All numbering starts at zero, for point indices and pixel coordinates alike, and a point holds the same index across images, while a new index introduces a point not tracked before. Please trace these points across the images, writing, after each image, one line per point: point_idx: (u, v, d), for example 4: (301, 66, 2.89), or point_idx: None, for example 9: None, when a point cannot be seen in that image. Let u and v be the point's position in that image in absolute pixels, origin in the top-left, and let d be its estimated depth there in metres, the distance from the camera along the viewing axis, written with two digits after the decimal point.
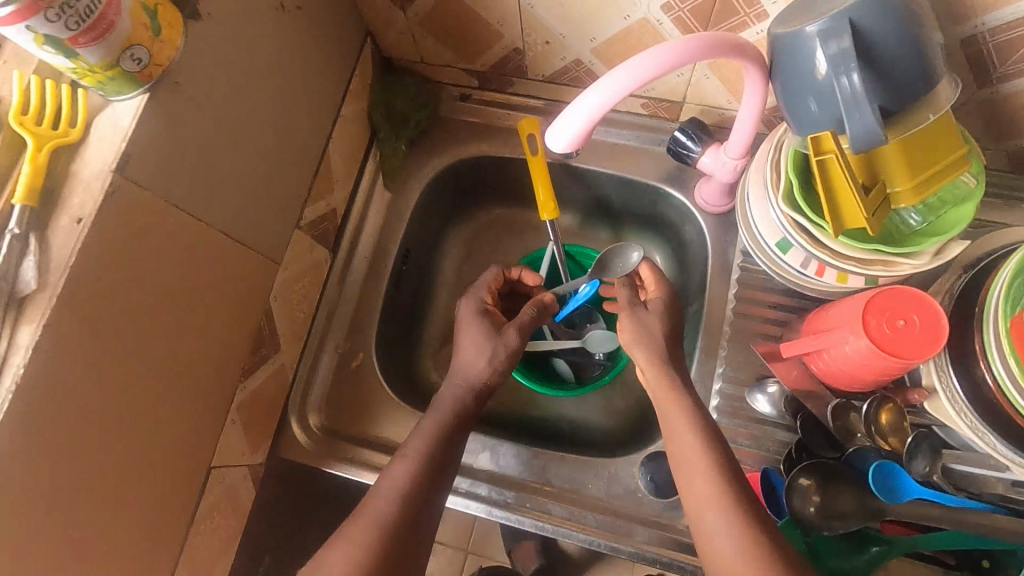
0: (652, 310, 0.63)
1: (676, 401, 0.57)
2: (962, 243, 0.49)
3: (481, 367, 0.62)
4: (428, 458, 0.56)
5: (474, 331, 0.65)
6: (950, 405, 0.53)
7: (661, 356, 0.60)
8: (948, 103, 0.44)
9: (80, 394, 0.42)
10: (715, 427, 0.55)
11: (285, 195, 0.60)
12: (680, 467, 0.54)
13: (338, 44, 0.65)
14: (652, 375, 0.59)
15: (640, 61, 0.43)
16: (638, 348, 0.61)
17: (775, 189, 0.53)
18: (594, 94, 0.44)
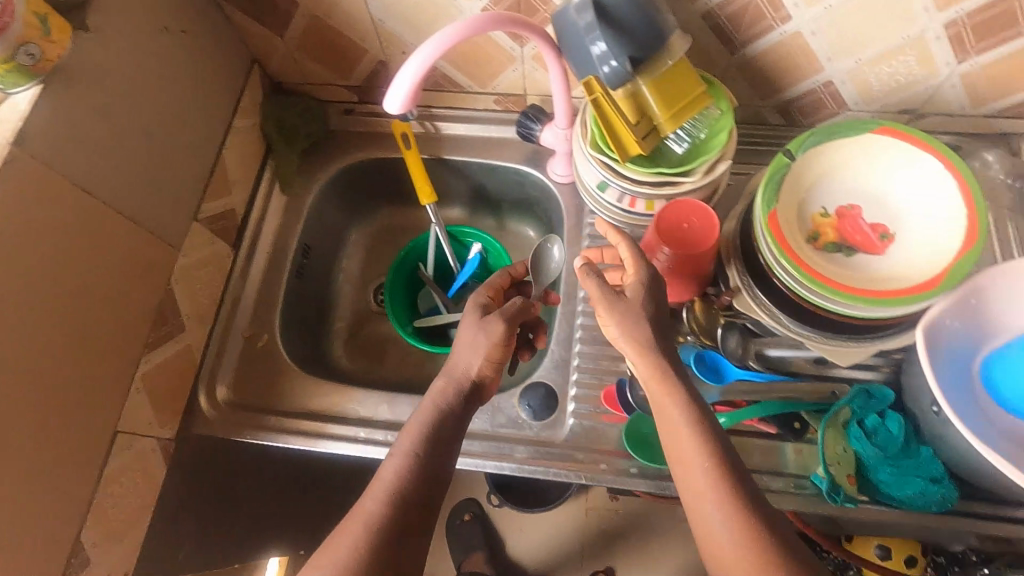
0: (635, 297, 0.56)
1: (671, 395, 0.53)
2: (728, 163, 0.63)
3: (476, 363, 0.60)
4: (421, 451, 0.54)
5: (468, 322, 0.63)
6: (749, 296, 0.66)
7: (647, 341, 0.55)
8: (682, 50, 0.58)
9: None
10: (706, 408, 0.53)
11: (180, 188, 0.69)
12: (682, 465, 0.51)
13: (226, 65, 0.76)
14: (641, 366, 0.55)
15: (435, 38, 0.55)
16: (629, 345, 0.55)
17: (585, 140, 0.67)
18: (406, 69, 0.56)
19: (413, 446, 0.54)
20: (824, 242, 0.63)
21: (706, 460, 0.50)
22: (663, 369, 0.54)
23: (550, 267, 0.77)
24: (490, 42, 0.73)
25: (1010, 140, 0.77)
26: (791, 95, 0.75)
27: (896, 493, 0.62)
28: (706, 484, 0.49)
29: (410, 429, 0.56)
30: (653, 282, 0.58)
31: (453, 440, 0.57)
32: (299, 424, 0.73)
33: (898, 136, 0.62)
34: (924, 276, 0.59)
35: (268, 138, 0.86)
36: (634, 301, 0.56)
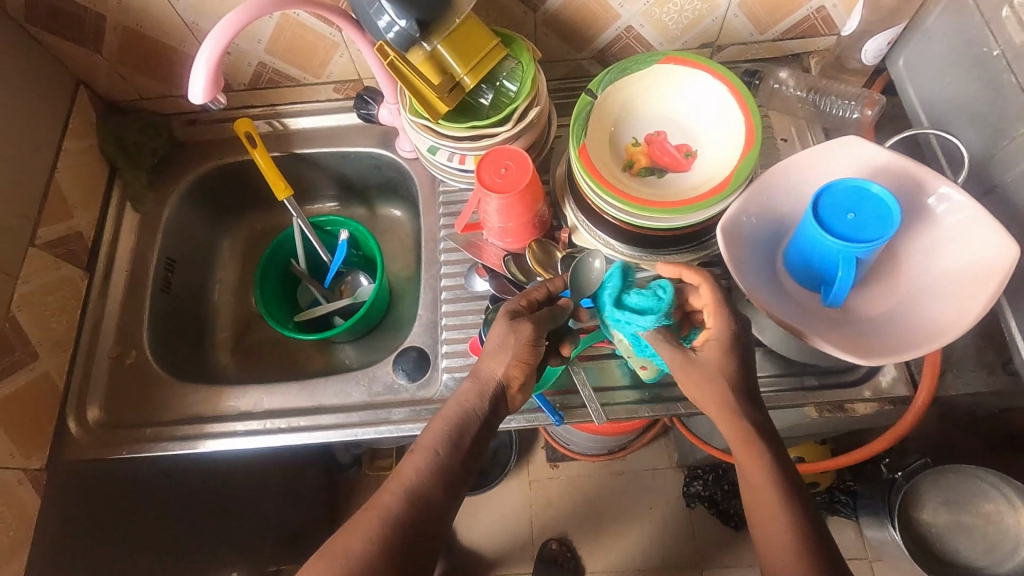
0: (709, 360, 0.55)
1: (752, 461, 0.53)
2: (538, 106, 0.68)
3: (498, 367, 0.58)
4: (441, 449, 0.56)
5: (495, 324, 0.59)
6: (583, 230, 0.72)
7: (731, 412, 0.54)
8: (469, 6, 0.62)
9: None
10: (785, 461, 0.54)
11: (7, 217, 0.68)
12: (750, 495, 0.53)
13: (44, 89, 0.75)
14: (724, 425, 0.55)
15: (220, 25, 0.57)
16: (721, 407, 0.55)
17: (405, 108, 0.70)
18: (200, 60, 0.58)
19: (435, 449, 0.56)
20: (638, 169, 0.69)
21: (769, 487, 0.52)
22: (744, 437, 0.54)
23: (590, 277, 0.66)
24: (306, 28, 0.75)
25: (802, 59, 0.85)
26: (601, 44, 0.81)
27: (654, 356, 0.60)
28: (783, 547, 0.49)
29: (431, 428, 0.58)
30: (735, 333, 0.55)
31: (478, 442, 0.58)
32: (179, 430, 0.74)
33: (681, 62, 0.69)
34: (718, 181, 0.66)
35: (110, 158, 0.85)
36: (709, 361, 0.55)
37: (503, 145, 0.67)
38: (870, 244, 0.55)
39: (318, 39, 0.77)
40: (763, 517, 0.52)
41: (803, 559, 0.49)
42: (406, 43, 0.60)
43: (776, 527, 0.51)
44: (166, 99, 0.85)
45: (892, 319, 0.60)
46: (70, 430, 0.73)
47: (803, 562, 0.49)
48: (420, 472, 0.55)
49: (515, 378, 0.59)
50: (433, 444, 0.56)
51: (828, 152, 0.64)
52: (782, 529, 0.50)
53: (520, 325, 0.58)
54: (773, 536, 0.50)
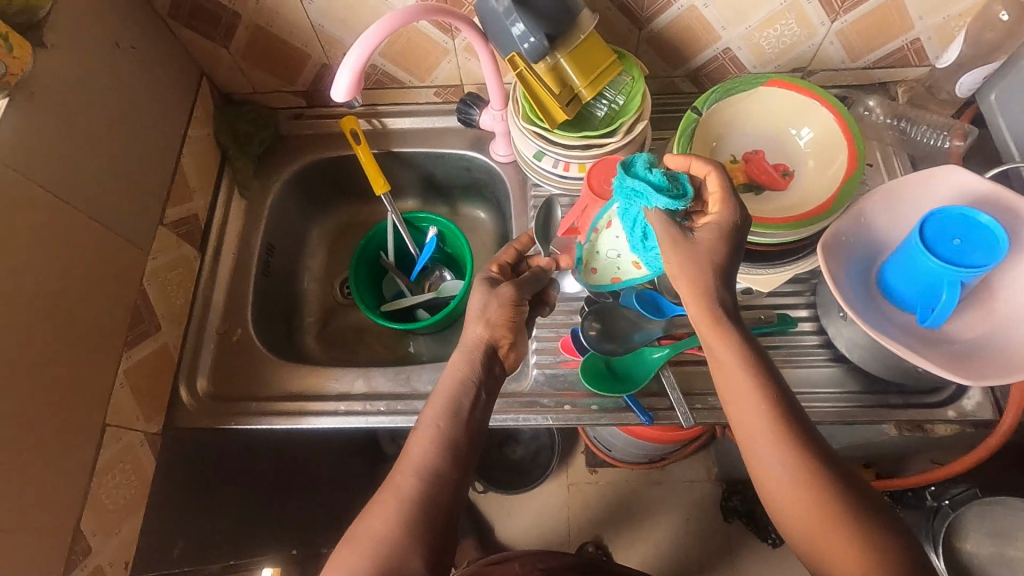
0: (703, 240, 0.54)
1: (721, 337, 0.53)
2: (644, 121, 0.71)
3: (480, 332, 0.61)
4: (442, 422, 0.55)
5: (475, 293, 0.64)
6: None
7: (703, 289, 0.53)
8: (592, 24, 0.66)
9: None
10: (767, 361, 0.53)
11: (146, 197, 0.73)
12: (722, 374, 0.53)
13: (177, 79, 0.80)
14: (694, 310, 0.54)
15: (363, 38, 0.62)
16: (687, 288, 0.54)
17: (519, 115, 0.74)
18: (344, 70, 0.63)
19: (436, 426, 0.55)
20: (737, 185, 0.72)
21: (740, 364, 0.52)
22: (713, 316, 0.53)
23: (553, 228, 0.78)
24: (424, 36, 0.80)
25: (890, 88, 0.88)
26: (697, 64, 0.85)
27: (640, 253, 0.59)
28: (761, 423, 0.51)
29: (430, 407, 0.58)
30: (738, 222, 0.54)
31: (476, 411, 0.58)
32: (283, 406, 0.78)
33: (784, 87, 0.72)
34: (820, 202, 0.68)
35: (223, 147, 0.90)
36: (702, 244, 0.54)
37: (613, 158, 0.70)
38: (976, 269, 0.57)
39: (430, 46, 0.81)
40: (734, 391, 0.52)
41: (781, 437, 0.50)
42: (536, 57, 0.64)
43: (744, 397, 0.52)
44: (277, 94, 0.91)
45: (989, 342, 0.62)
46: (181, 399, 0.77)
47: (782, 448, 0.50)
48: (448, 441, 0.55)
49: (502, 338, 0.61)
50: (438, 420, 0.56)
51: (927, 180, 0.67)
52: (760, 404, 0.51)
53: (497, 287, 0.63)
54: (752, 412, 0.51)
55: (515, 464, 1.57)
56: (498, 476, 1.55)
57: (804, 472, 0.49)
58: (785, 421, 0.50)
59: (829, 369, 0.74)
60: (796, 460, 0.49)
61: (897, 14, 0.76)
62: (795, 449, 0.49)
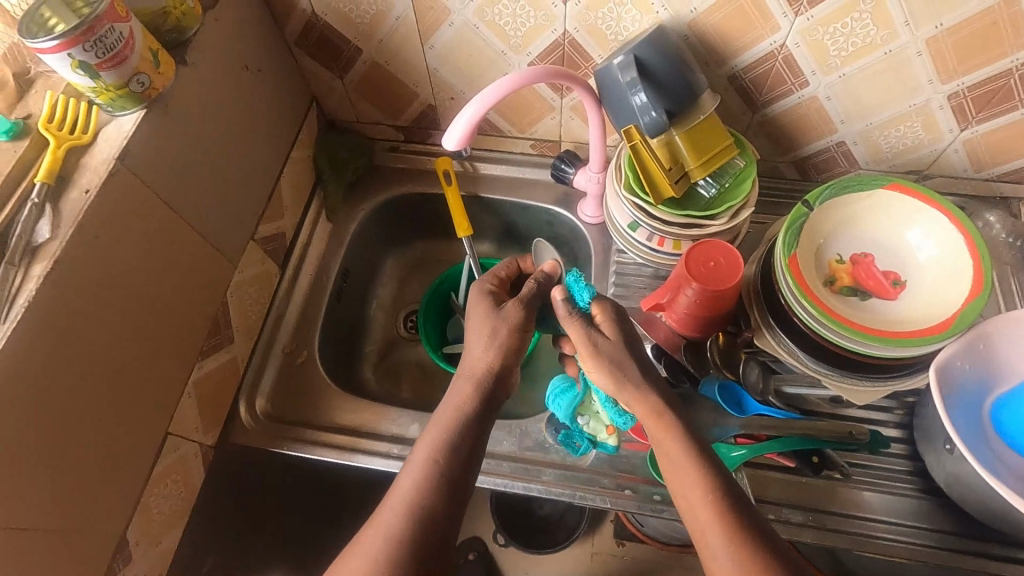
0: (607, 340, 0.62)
1: (666, 431, 0.58)
2: (750, 209, 0.69)
3: (485, 358, 0.62)
4: (439, 458, 0.56)
5: (478, 310, 0.66)
6: (771, 336, 0.70)
7: (637, 385, 0.60)
8: (713, 106, 0.66)
9: (87, 337, 0.54)
10: (707, 449, 0.58)
11: (243, 211, 0.75)
12: (667, 466, 0.57)
13: (290, 103, 0.83)
14: (637, 407, 0.60)
15: (487, 90, 0.62)
16: (616, 377, 0.60)
17: (620, 183, 0.72)
18: (460, 117, 0.63)
19: (427, 453, 0.56)
20: (840, 286, 0.68)
21: (686, 459, 0.56)
22: (657, 411, 0.59)
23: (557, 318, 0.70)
24: (533, 92, 0.80)
25: (1012, 204, 0.82)
26: (806, 153, 0.82)
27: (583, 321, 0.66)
28: (705, 515, 0.53)
29: (425, 439, 0.58)
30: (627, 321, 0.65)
31: (474, 450, 0.58)
32: (335, 438, 0.76)
33: (906, 193, 0.69)
34: (934, 321, 0.64)
35: (318, 170, 0.92)
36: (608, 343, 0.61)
37: (716, 240, 0.68)
38: None
39: (537, 102, 0.82)
40: (681, 483, 0.56)
41: (726, 528, 0.52)
42: (656, 132, 0.63)
43: (689, 486, 0.55)
44: (379, 126, 0.93)
45: None
46: (239, 413, 0.77)
47: (731, 543, 0.51)
48: (452, 450, 0.57)
49: (507, 365, 0.63)
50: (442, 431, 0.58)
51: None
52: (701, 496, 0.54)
53: (503, 309, 0.64)
54: (695, 504, 0.54)
55: (541, 522, 1.50)
56: (522, 531, 1.49)
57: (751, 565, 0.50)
58: (729, 517, 0.53)
59: (915, 500, 0.68)
60: (746, 553, 0.51)
61: None
62: (741, 538, 0.51)
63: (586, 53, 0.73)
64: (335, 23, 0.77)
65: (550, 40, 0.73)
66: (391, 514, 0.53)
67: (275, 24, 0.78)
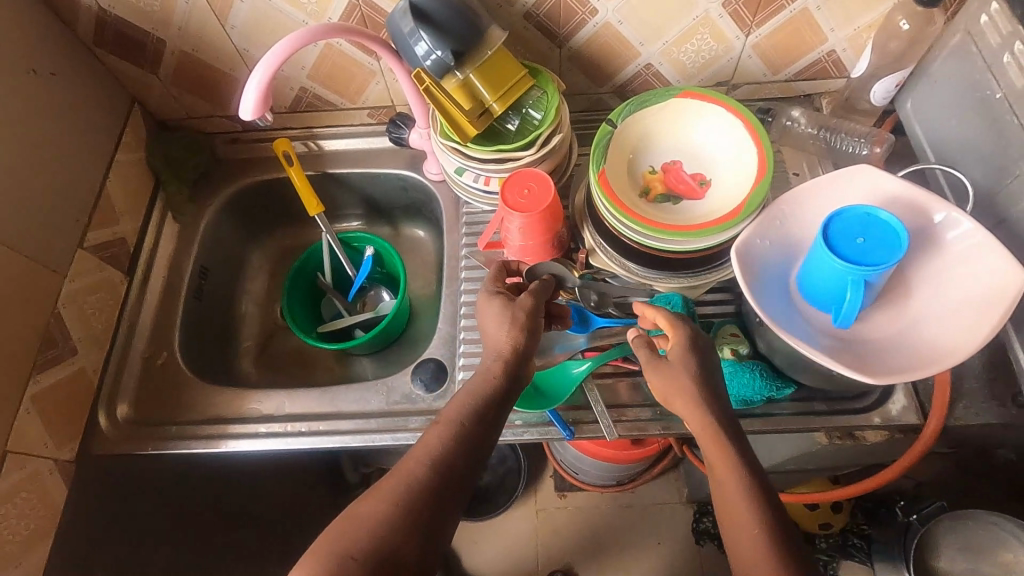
0: (674, 360, 0.56)
1: (721, 452, 0.51)
2: (560, 134, 0.72)
3: (508, 337, 0.59)
4: (465, 420, 0.53)
5: (493, 307, 0.63)
6: (602, 252, 0.75)
7: (692, 402, 0.54)
8: (500, 40, 0.68)
9: None
10: (763, 474, 0.51)
11: (63, 219, 0.73)
12: (717, 489, 0.51)
13: (104, 105, 0.81)
14: (693, 426, 0.54)
15: (276, 47, 0.63)
16: (674, 398, 0.56)
17: (437, 131, 0.75)
18: (252, 78, 0.63)
19: (451, 412, 0.55)
20: (655, 196, 0.73)
21: (735, 480, 0.50)
22: (712, 432, 0.52)
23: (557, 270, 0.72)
24: (346, 57, 0.81)
25: (814, 99, 0.89)
26: (621, 80, 0.86)
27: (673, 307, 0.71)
28: (746, 535, 0.47)
29: (455, 400, 0.56)
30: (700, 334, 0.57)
31: (501, 416, 0.56)
32: (203, 430, 0.76)
33: (697, 98, 0.73)
34: (732, 209, 0.69)
35: (156, 171, 0.90)
36: (675, 362, 0.56)
37: (526, 169, 0.71)
38: (878, 267, 0.57)
39: (354, 66, 0.83)
40: (727, 506, 0.50)
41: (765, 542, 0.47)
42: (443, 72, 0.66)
43: (737, 504, 0.49)
44: (213, 119, 0.92)
45: (907, 336, 0.62)
46: (99, 427, 0.75)
47: (766, 544, 0.47)
48: (478, 413, 0.54)
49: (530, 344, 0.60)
50: (471, 397, 0.56)
51: (857, 175, 0.67)
52: (752, 516, 0.48)
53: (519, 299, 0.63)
54: (746, 530, 0.48)
55: (482, 491, 1.53)
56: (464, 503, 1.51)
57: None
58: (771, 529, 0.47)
59: None
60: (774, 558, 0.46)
61: (808, 26, 0.78)
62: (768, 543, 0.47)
63: (382, 10, 0.74)
64: (127, 16, 0.76)
65: (344, 3, 0.74)
66: (417, 463, 0.50)
67: (63, 24, 0.76)
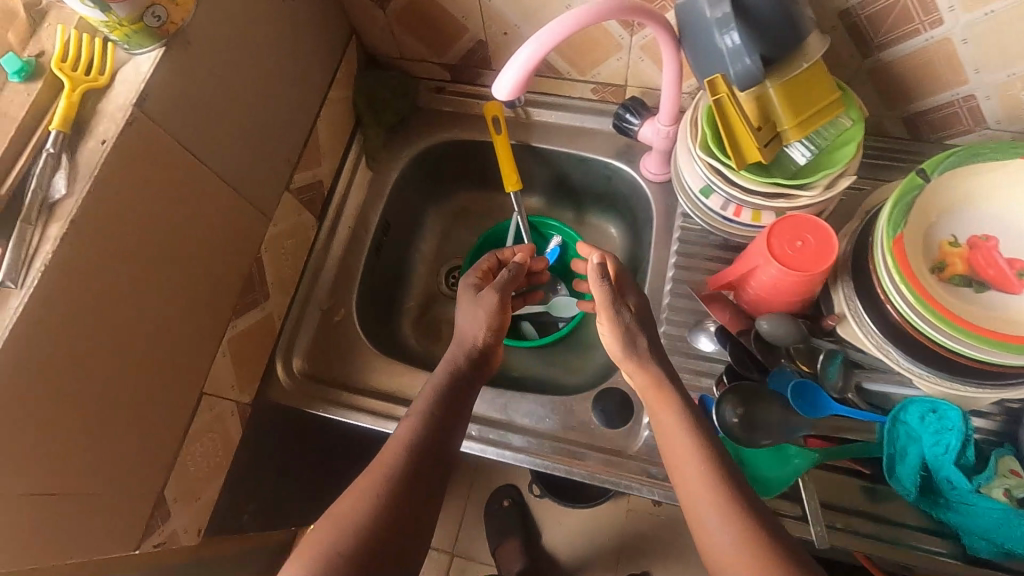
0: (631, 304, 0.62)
1: (665, 405, 0.57)
2: (849, 178, 0.58)
3: (476, 325, 0.61)
4: (432, 411, 0.54)
5: (465, 297, 0.65)
6: (858, 326, 0.61)
7: (642, 357, 0.59)
8: (819, 51, 0.53)
9: (113, 300, 0.52)
10: (706, 423, 0.56)
11: (277, 159, 0.70)
12: (669, 446, 0.55)
13: (327, 36, 0.76)
14: (641, 381, 0.59)
15: (551, 25, 0.52)
16: (624, 354, 0.61)
17: (695, 141, 0.63)
18: (514, 61, 0.54)
19: (429, 391, 0.56)
20: (951, 274, 0.58)
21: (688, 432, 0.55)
22: (658, 383, 0.58)
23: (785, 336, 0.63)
24: (597, 26, 0.70)
25: None
26: (923, 107, 0.68)
27: (928, 420, 0.58)
28: (701, 487, 0.51)
29: (425, 393, 0.56)
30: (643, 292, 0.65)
31: (465, 405, 0.57)
32: (370, 402, 0.74)
33: None
34: None
35: (358, 111, 0.85)
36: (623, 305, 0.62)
37: (809, 216, 0.58)
38: None
39: (601, 35, 0.71)
40: (679, 462, 0.54)
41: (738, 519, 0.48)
42: (754, 86, 0.53)
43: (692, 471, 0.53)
44: (424, 63, 0.84)
45: None
46: (276, 375, 0.75)
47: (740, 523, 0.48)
48: (442, 394, 0.56)
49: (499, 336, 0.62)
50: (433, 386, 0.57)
51: None
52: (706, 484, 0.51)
53: (485, 294, 0.63)
54: (702, 495, 0.51)
55: None
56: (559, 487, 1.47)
57: (760, 556, 0.46)
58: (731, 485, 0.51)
59: None
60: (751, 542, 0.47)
61: None
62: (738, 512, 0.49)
63: None
64: None
65: None
66: (394, 455, 0.50)
67: None
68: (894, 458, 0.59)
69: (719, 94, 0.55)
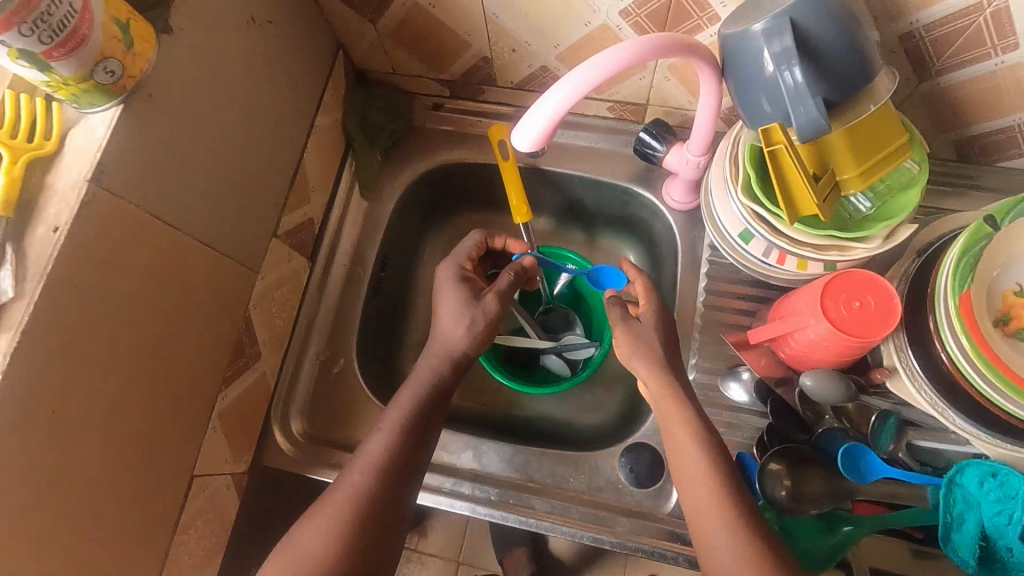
0: (646, 322, 0.61)
1: (679, 413, 0.55)
2: (911, 227, 0.52)
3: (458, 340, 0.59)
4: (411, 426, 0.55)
5: (450, 297, 0.61)
6: (910, 382, 0.56)
7: (656, 362, 0.58)
8: (887, 92, 0.47)
9: (86, 404, 0.45)
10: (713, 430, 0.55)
11: (263, 206, 0.62)
12: (676, 452, 0.55)
13: (312, 57, 0.67)
14: (651, 384, 0.58)
15: (597, 59, 0.45)
16: (636, 357, 0.59)
17: (736, 183, 0.56)
18: (550, 98, 0.46)
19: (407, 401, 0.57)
20: (1015, 328, 0.53)
21: (697, 439, 0.54)
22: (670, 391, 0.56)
23: (835, 392, 0.57)
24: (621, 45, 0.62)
25: None
26: (976, 133, 0.62)
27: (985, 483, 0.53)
28: (707, 496, 0.52)
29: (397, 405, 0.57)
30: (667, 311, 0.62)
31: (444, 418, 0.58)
32: None
33: None
34: None
35: (348, 134, 0.77)
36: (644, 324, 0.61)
37: (869, 273, 0.52)
38: None
39: None
40: (686, 472, 0.53)
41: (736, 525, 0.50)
42: (817, 136, 0.46)
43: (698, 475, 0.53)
44: (420, 79, 0.76)
45: None
46: (274, 436, 0.68)
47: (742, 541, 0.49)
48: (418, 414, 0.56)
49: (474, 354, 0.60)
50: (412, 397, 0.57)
51: None
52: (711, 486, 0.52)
53: (483, 301, 0.61)
54: (705, 502, 0.52)
55: None
56: None
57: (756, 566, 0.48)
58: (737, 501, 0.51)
59: None
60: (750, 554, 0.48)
61: None
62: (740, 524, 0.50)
63: (704, 1, 0.54)
64: None
65: None
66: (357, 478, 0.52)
67: None
68: (949, 527, 0.54)
69: (774, 143, 0.48)
